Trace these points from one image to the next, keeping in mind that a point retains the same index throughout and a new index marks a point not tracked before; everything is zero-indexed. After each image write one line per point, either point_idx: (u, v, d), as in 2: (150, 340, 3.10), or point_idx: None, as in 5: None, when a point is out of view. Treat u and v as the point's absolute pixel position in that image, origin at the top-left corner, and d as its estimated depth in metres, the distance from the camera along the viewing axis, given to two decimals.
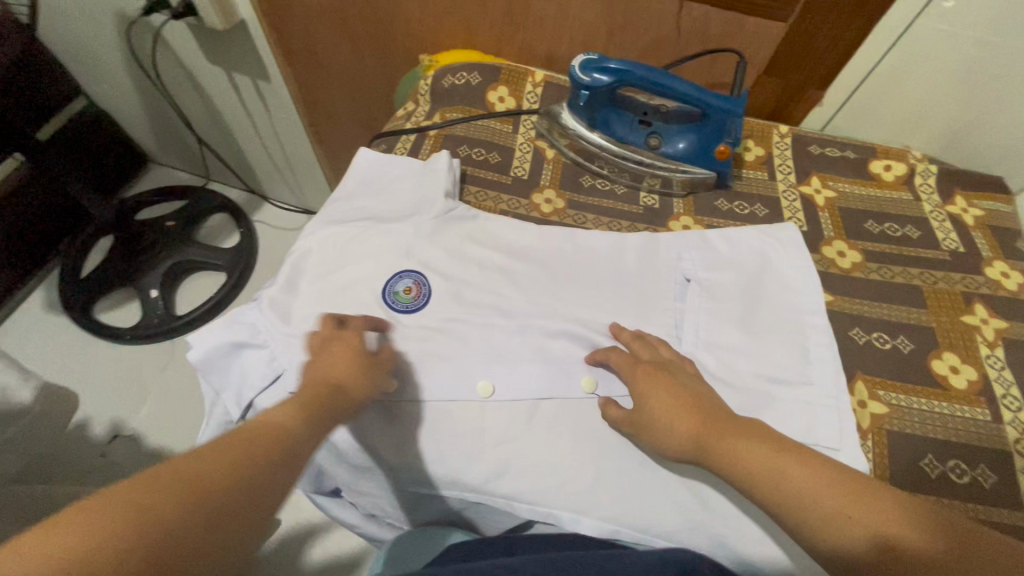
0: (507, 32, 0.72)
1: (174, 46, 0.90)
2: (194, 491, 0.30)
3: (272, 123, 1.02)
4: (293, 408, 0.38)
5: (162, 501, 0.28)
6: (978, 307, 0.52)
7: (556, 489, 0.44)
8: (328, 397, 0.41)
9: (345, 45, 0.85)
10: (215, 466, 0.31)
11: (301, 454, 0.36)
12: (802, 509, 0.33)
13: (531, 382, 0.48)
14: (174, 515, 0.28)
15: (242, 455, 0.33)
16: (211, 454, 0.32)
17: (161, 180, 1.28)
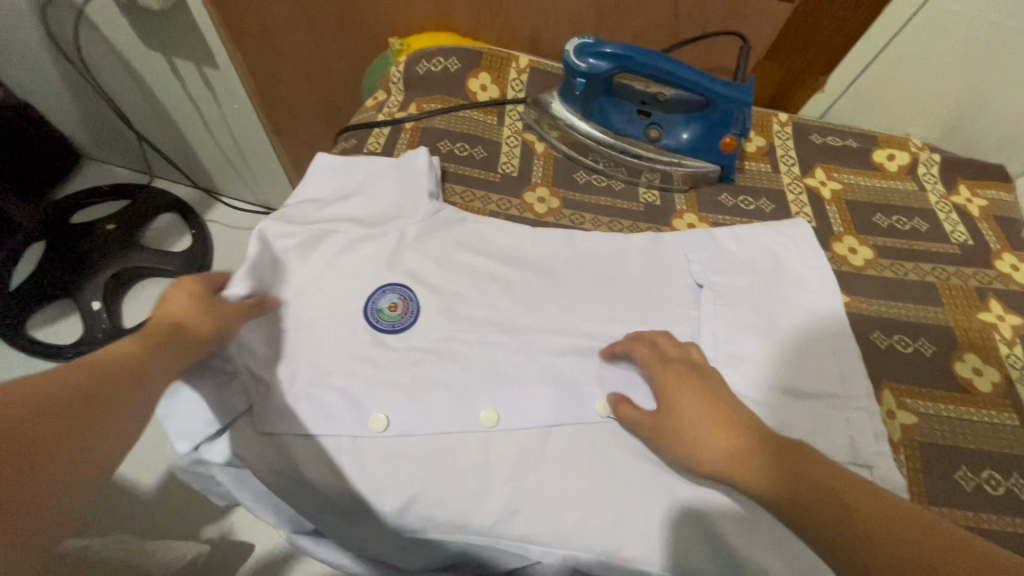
0: (486, 13, 0.66)
1: (103, 28, 0.79)
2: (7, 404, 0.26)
3: (221, 114, 0.93)
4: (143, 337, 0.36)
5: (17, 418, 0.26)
6: (993, 303, 0.50)
7: (574, 527, 0.39)
8: (171, 336, 0.37)
9: (303, 27, 0.76)
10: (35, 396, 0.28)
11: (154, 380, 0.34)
12: (693, 452, 0.36)
13: (540, 408, 0.44)
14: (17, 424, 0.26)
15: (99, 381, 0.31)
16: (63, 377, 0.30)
17: (97, 179, 1.16)
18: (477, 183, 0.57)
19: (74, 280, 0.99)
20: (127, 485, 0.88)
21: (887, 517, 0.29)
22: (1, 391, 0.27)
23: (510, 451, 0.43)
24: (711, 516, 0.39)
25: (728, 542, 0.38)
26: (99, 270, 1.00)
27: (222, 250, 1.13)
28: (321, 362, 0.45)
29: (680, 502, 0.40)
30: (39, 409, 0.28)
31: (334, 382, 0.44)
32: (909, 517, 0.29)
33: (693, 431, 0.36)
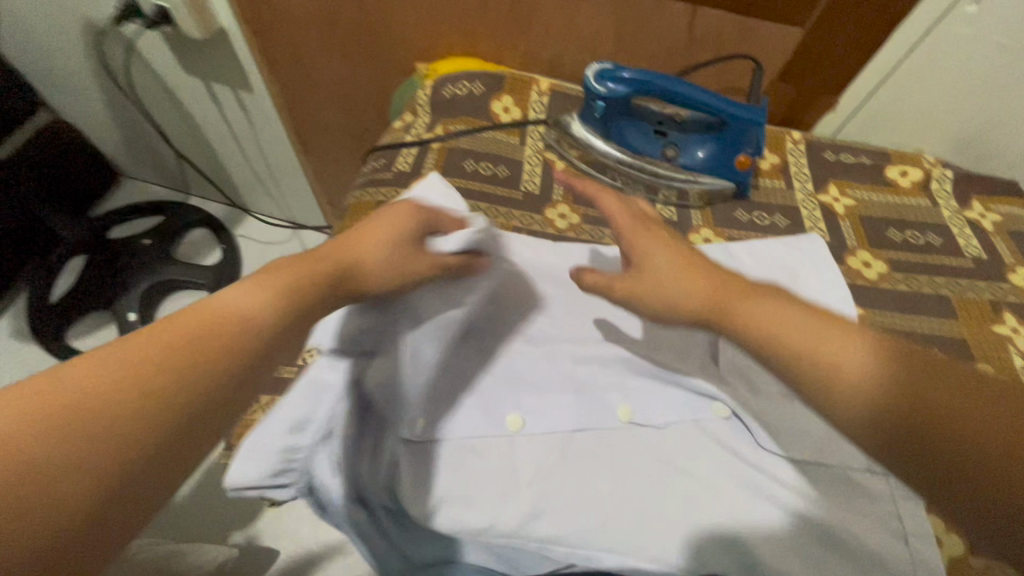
0: (508, 39, 0.69)
1: (149, 56, 0.84)
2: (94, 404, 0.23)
3: (255, 134, 0.97)
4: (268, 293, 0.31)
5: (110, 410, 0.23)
6: (1008, 317, 0.51)
7: (597, 529, 0.41)
8: (304, 291, 0.33)
9: (335, 53, 0.80)
10: (134, 372, 0.25)
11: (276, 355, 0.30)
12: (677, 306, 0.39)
13: (563, 415, 0.46)
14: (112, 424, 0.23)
15: (205, 362, 0.27)
16: (171, 338, 0.27)
17: (135, 196, 1.22)
18: (501, 200, 0.60)
19: (113, 293, 1.04)
20: None
21: (966, 389, 0.27)
22: (105, 364, 0.24)
23: (535, 454, 0.45)
24: (727, 518, 0.41)
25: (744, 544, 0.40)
26: (136, 282, 1.05)
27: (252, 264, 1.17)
28: None
29: (699, 505, 0.42)
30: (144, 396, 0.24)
31: None
32: (850, 327, 0.31)
33: (672, 280, 0.39)
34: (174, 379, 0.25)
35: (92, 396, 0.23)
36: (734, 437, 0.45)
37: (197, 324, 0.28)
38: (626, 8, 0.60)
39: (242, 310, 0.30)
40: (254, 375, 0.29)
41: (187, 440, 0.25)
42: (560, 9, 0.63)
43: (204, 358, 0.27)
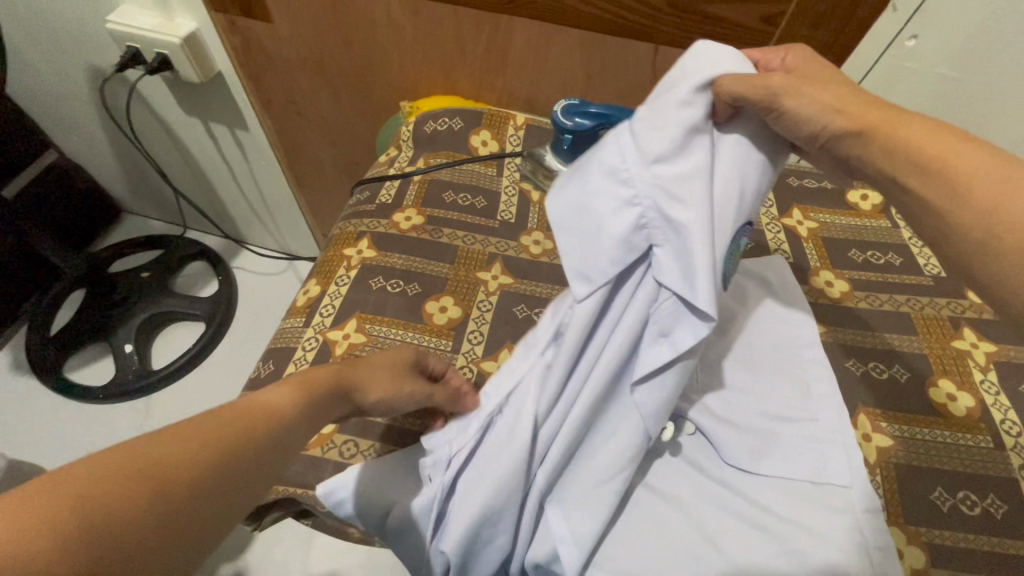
0: (486, 78, 0.73)
1: (151, 99, 0.89)
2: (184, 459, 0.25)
3: (250, 170, 1.01)
4: (290, 387, 0.34)
5: (191, 464, 0.26)
6: (967, 332, 0.53)
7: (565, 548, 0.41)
8: (325, 384, 0.36)
9: (325, 93, 0.85)
10: (210, 434, 0.27)
11: (296, 435, 0.32)
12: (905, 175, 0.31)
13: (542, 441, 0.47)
14: (196, 474, 0.25)
15: (257, 434, 0.29)
16: (231, 411, 0.30)
17: (135, 231, 1.25)
18: (479, 229, 0.62)
19: (108, 325, 1.06)
20: None
21: None
22: (189, 427, 0.27)
23: None
24: (688, 528, 0.41)
25: (707, 553, 0.39)
26: (132, 315, 1.08)
27: (246, 296, 1.20)
28: None
29: (659, 518, 0.42)
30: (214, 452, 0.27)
31: (346, 414, 0.48)
32: None
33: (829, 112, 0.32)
34: (211, 463, 0.26)
35: (155, 467, 0.24)
36: (700, 453, 0.46)
37: (236, 411, 0.30)
38: (593, 47, 0.64)
39: (277, 403, 0.32)
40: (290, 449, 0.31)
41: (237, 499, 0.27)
42: (533, 50, 0.67)
43: (240, 438, 0.28)
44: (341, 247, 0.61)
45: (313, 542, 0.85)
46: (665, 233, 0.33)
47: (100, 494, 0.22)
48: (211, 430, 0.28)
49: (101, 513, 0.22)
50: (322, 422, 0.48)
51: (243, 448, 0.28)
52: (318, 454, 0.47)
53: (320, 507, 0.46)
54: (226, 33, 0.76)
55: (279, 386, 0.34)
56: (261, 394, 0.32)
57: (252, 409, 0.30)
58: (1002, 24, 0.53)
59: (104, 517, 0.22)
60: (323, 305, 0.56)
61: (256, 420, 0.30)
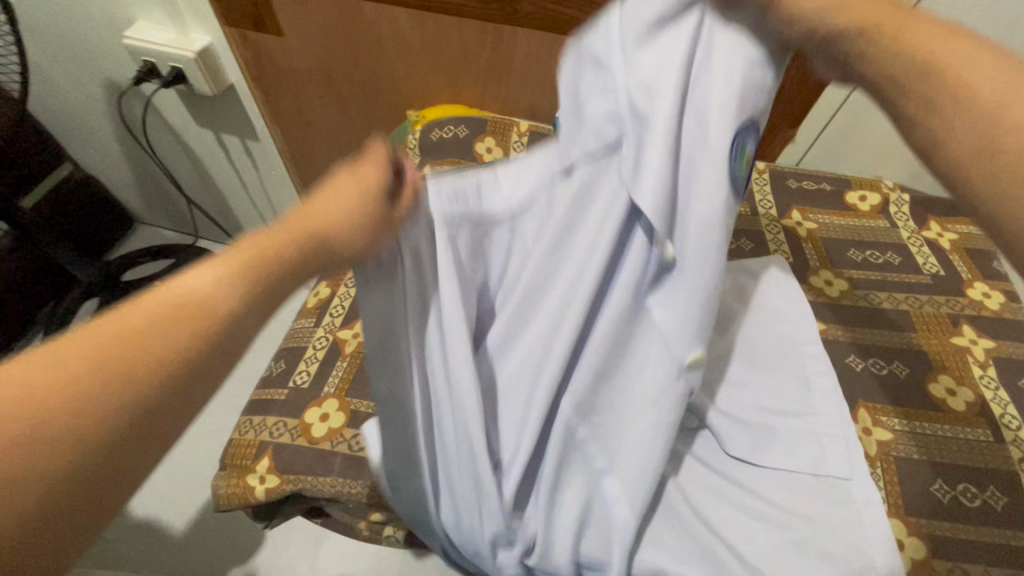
0: (491, 87, 0.75)
1: (165, 111, 0.92)
2: (113, 369, 0.22)
3: (260, 179, 1.04)
4: (219, 267, 0.26)
5: (125, 385, 0.22)
6: (966, 328, 0.54)
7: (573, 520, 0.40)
8: (265, 254, 0.27)
9: (334, 104, 0.87)
10: (132, 341, 0.23)
11: (253, 311, 0.27)
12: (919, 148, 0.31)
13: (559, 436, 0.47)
14: (136, 392, 0.22)
15: (203, 314, 0.25)
16: (152, 305, 0.24)
17: (148, 240, 1.28)
18: None
19: None
20: (160, 524, 0.93)
21: None
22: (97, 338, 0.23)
23: None
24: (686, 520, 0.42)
25: (709, 541, 0.40)
26: None
27: None
28: (344, 392, 0.51)
29: (662, 506, 0.43)
30: (150, 360, 0.23)
31: (355, 410, 0.50)
32: None
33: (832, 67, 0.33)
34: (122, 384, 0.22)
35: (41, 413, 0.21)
36: (703, 448, 0.47)
37: (159, 309, 0.24)
38: None
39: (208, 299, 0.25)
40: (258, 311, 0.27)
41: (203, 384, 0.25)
42: (536, 60, 0.69)
43: (181, 331, 0.24)
44: None
45: None
46: (634, 130, 0.30)
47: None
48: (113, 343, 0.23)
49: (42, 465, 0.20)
50: (334, 420, 0.49)
51: (175, 354, 0.24)
52: (329, 448, 0.48)
53: (331, 502, 0.47)
54: (238, 47, 0.79)
55: (206, 264, 0.26)
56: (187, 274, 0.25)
57: (184, 300, 0.25)
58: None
59: (47, 468, 0.20)
60: (334, 306, 0.57)
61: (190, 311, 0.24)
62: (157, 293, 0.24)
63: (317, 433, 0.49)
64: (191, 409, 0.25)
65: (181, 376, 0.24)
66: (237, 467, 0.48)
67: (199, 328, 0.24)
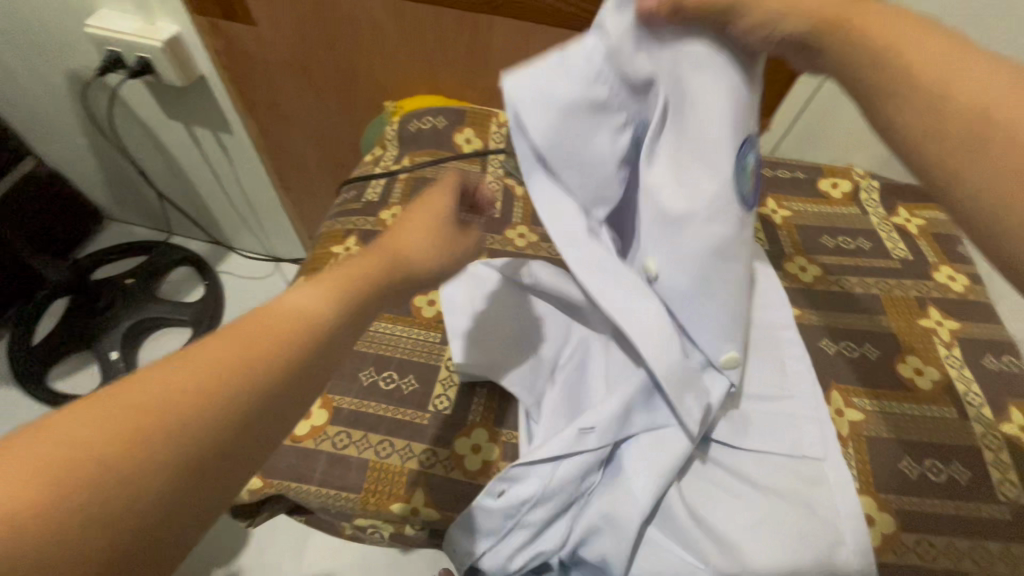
0: (470, 77, 0.75)
1: (133, 104, 0.89)
2: (214, 391, 0.25)
3: (235, 173, 1.01)
4: (327, 290, 0.31)
5: (207, 403, 0.24)
6: (932, 311, 0.55)
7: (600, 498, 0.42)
8: (350, 283, 0.32)
9: (310, 95, 0.85)
10: (242, 360, 0.26)
11: (343, 339, 0.30)
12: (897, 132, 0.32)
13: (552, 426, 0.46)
14: (216, 414, 0.24)
15: (294, 347, 0.27)
16: (267, 329, 0.27)
17: (119, 238, 1.24)
18: None
19: (94, 333, 1.06)
20: None
21: None
22: (213, 347, 0.26)
23: (501, 452, 0.47)
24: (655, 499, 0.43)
25: (683, 522, 0.41)
26: (118, 322, 1.07)
27: (233, 299, 1.20)
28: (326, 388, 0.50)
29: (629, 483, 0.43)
30: (244, 379, 0.25)
31: (338, 406, 0.49)
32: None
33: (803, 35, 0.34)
34: (217, 390, 0.24)
35: (151, 409, 0.23)
36: None
37: (256, 321, 0.27)
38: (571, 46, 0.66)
39: (299, 312, 0.29)
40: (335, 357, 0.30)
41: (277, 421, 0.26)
42: (514, 50, 0.69)
43: (278, 357, 0.27)
44: (328, 245, 0.62)
45: (308, 543, 0.85)
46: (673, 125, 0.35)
47: (86, 438, 0.21)
48: (211, 348, 0.25)
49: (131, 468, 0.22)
50: (315, 415, 0.49)
51: (269, 363, 0.26)
52: (312, 445, 0.47)
53: (314, 500, 0.47)
54: (210, 37, 0.76)
55: (314, 287, 0.31)
56: (295, 297, 0.30)
57: (297, 320, 0.28)
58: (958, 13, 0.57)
59: (142, 470, 0.22)
60: None
61: (285, 322, 0.28)
62: (271, 318, 0.28)
63: (298, 430, 0.48)
64: (259, 447, 0.26)
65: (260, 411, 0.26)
66: None
67: (290, 362, 0.27)
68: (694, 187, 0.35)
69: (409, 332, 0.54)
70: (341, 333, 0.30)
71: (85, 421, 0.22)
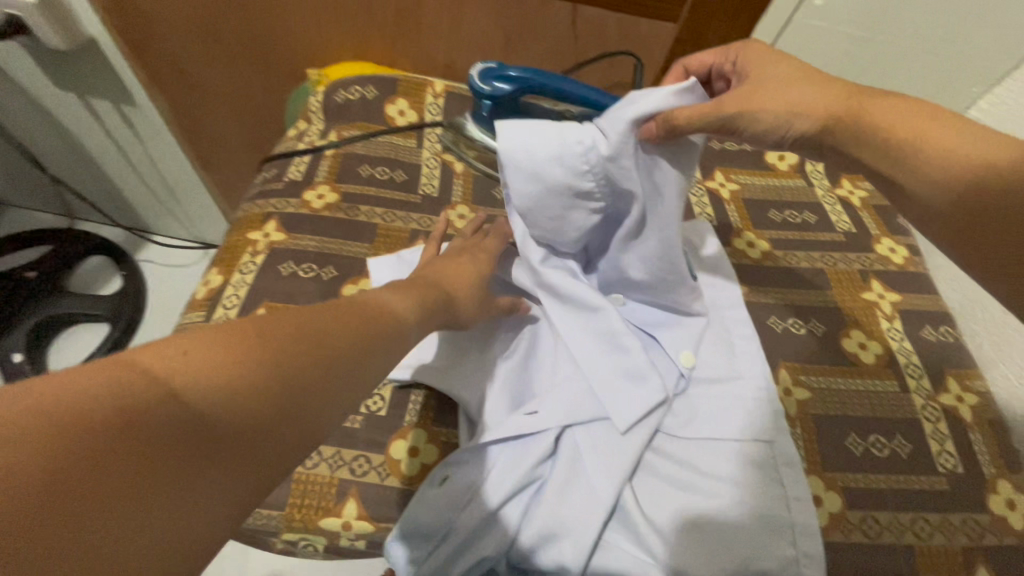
0: (401, 42, 0.68)
1: (10, 71, 0.77)
2: (305, 354, 0.26)
3: (145, 151, 0.90)
4: (409, 300, 0.37)
5: (292, 361, 0.26)
6: (875, 284, 0.55)
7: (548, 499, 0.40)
8: (386, 318, 0.34)
9: (222, 61, 0.76)
10: (326, 334, 0.28)
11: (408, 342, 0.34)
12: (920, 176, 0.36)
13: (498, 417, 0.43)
14: (302, 374, 0.26)
15: (363, 337, 0.30)
16: (342, 317, 0.30)
17: (14, 226, 1.10)
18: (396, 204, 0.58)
19: None
20: None
21: None
22: (312, 316, 0.29)
23: (441, 452, 0.44)
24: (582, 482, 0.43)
25: (630, 513, 0.39)
26: (20, 321, 0.95)
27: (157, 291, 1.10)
28: None
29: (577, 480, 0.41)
30: (324, 350, 0.28)
31: None
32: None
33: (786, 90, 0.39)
34: (316, 352, 0.27)
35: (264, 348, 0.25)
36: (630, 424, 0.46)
37: (344, 308, 0.31)
38: (509, 7, 0.60)
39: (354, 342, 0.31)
40: (391, 357, 0.32)
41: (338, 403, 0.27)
42: (447, 11, 0.63)
43: (350, 339, 0.29)
44: (244, 231, 0.55)
45: None
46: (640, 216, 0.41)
47: (207, 363, 0.23)
48: (311, 316, 0.29)
49: (223, 399, 0.22)
50: None
51: (353, 341, 0.29)
52: None
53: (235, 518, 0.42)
54: None
55: (398, 296, 0.36)
56: (378, 300, 0.35)
57: (371, 316, 0.32)
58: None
59: (235, 409, 0.23)
60: (227, 296, 0.51)
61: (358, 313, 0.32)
62: (348, 310, 0.31)
63: None
64: (322, 421, 0.26)
65: (330, 383, 0.27)
66: None
67: (360, 349, 0.30)
68: (649, 268, 0.44)
69: None
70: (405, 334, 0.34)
71: (208, 344, 0.24)
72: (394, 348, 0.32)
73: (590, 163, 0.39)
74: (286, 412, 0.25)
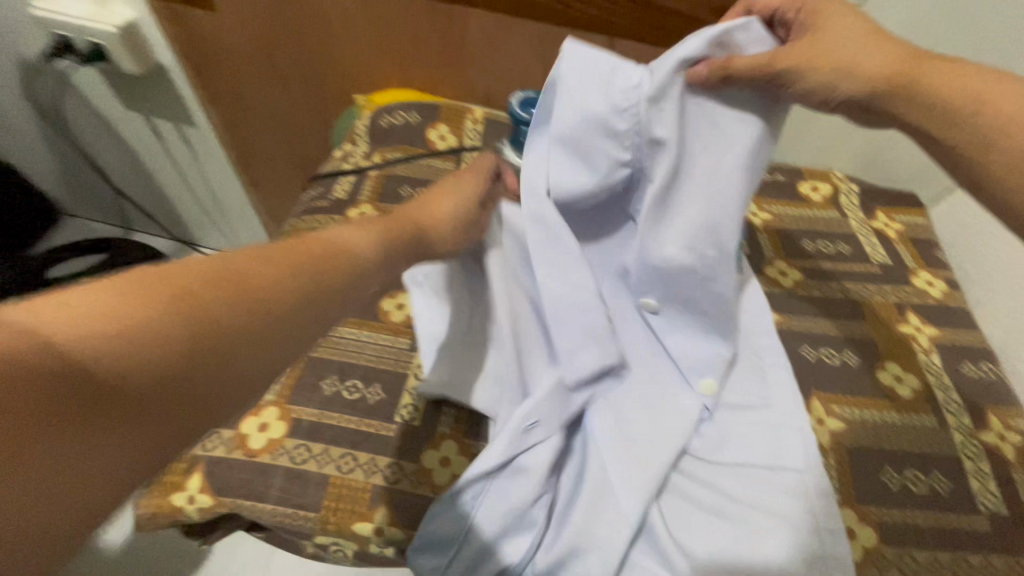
0: (444, 71, 0.72)
1: (86, 93, 0.84)
2: (237, 297, 0.28)
3: (199, 168, 0.96)
4: (372, 237, 0.38)
5: (224, 306, 0.27)
6: (911, 316, 0.55)
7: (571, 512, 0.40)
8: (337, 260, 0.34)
9: (277, 86, 0.81)
10: (270, 277, 0.30)
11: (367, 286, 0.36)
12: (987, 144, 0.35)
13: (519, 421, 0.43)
14: (232, 318, 0.27)
15: (302, 283, 0.31)
16: (278, 262, 0.31)
17: (74, 236, 1.18)
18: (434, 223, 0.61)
19: None
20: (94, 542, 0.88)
21: None
22: (248, 263, 0.29)
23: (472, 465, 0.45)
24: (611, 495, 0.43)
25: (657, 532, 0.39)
26: None
27: None
28: (285, 398, 0.47)
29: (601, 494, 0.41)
30: (264, 298, 0.29)
31: (297, 417, 0.46)
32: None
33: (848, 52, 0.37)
34: (258, 309, 0.28)
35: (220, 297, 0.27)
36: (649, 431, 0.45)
37: (290, 252, 0.32)
38: (550, 40, 0.63)
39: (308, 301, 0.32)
40: (335, 307, 0.33)
41: (275, 346, 0.29)
42: (490, 43, 0.66)
43: (295, 283, 0.31)
44: (291, 245, 0.58)
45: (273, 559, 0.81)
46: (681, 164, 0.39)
47: (156, 298, 0.25)
48: (239, 261, 0.29)
49: (154, 337, 0.24)
50: (272, 428, 0.46)
51: (295, 285, 0.31)
52: (268, 460, 0.44)
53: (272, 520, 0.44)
54: (167, 23, 0.71)
55: (361, 233, 0.38)
56: (329, 239, 0.36)
57: (321, 262, 0.33)
58: (928, 27, 0.59)
59: (165, 347, 0.24)
60: None
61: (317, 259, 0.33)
62: (290, 253, 0.32)
63: (253, 443, 0.45)
64: (257, 365, 0.27)
65: (267, 328, 0.28)
66: (165, 485, 0.44)
67: (302, 295, 0.31)
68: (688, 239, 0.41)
69: (375, 340, 0.51)
70: (361, 282, 0.35)
71: (135, 290, 0.24)
72: (341, 302, 0.33)
73: (633, 103, 0.37)
74: (214, 353, 0.26)
